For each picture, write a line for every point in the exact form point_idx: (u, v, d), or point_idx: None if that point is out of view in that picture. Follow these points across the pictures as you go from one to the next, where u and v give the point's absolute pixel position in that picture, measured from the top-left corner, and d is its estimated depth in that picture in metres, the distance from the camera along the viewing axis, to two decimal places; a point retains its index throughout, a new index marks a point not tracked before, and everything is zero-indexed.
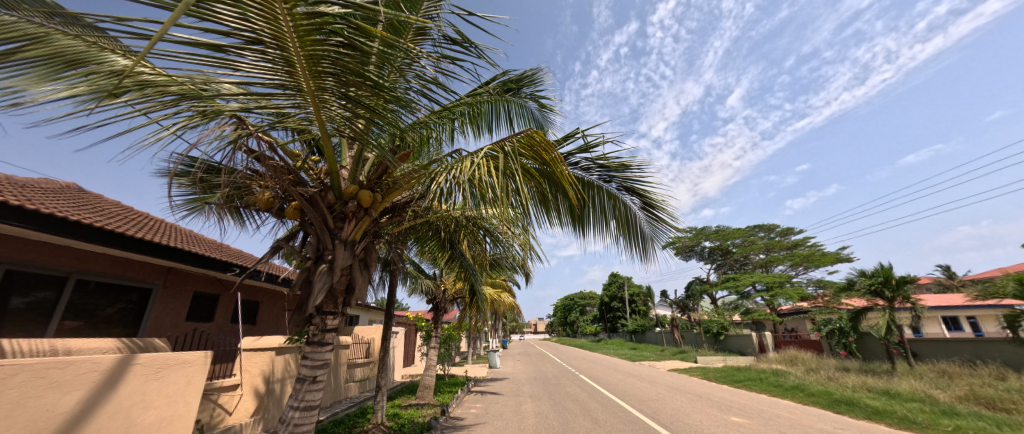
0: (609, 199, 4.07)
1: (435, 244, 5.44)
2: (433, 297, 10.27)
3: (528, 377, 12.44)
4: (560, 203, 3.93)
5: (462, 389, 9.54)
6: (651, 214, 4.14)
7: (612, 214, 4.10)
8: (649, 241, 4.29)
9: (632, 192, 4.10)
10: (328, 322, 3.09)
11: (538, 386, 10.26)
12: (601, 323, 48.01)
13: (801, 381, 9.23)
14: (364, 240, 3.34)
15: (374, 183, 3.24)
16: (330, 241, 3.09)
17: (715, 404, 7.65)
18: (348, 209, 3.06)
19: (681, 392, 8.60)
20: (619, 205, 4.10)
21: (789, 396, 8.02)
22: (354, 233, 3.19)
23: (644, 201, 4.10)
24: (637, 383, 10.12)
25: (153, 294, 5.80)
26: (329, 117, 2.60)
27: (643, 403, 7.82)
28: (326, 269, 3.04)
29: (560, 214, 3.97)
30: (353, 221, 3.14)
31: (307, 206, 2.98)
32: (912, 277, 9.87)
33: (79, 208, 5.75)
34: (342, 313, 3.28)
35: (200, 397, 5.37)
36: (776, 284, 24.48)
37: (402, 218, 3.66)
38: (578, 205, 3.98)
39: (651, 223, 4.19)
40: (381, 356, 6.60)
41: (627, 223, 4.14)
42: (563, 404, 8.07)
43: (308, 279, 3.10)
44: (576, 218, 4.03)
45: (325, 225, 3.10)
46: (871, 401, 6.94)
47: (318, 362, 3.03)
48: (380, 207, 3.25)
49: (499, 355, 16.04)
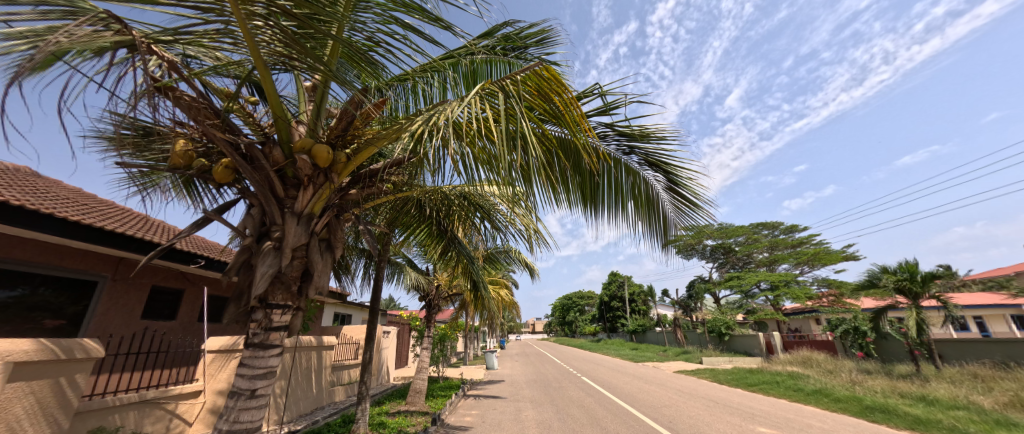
0: (627, 176, 3.35)
1: (425, 233, 4.74)
2: (426, 294, 9.53)
3: (527, 379, 11.75)
4: (571, 178, 3.19)
5: (456, 394, 8.85)
6: (675, 194, 3.41)
7: (631, 192, 3.36)
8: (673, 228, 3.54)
9: (656, 168, 3.34)
10: (276, 318, 2.37)
11: (539, 390, 9.57)
12: (600, 323, 47.33)
13: (823, 385, 8.58)
14: (324, 215, 2.63)
15: (337, 139, 2.49)
16: (278, 213, 2.40)
17: (734, 412, 6.97)
18: (301, 171, 2.35)
19: (695, 398, 7.92)
20: (639, 183, 3.37)
21: (813, 402, 7.38)
22: (311, 203, 2.48)
23: (670, 179, 3.36)
24: (645, 386, 9.44)
25: (100, 288, 5.05)
26: (260, 31, 1.90)
27: (654, 410, 7.14)
28: (272, 249, 2.33)
29: (569, 192, 3.24)
30: (310, 188, 2.43)
31: (243, 164, 2.25)
32: (942, 273, 9.21)
33: (12, 188, 4.95)
34: (296, 308, 2.55)
35: (153, 407, 4.66)
36: (782, 283, 23.80)
37: (376, 191, 2.92)
38: (589, 181, 3.25)
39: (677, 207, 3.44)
40: (362, 360, 5.88)
41: (647, 205, 3.41)
42: (566, 411, 7.38)
43: (249, 263, 2.37)
44: (588, 197, 3.28)
45: (271, 193, 2.39)
46: (908, 408, 6.30)
47: (259, 370, 2.30)
48: (343, 170, 2.51)
49: (497, 356, 15.30)
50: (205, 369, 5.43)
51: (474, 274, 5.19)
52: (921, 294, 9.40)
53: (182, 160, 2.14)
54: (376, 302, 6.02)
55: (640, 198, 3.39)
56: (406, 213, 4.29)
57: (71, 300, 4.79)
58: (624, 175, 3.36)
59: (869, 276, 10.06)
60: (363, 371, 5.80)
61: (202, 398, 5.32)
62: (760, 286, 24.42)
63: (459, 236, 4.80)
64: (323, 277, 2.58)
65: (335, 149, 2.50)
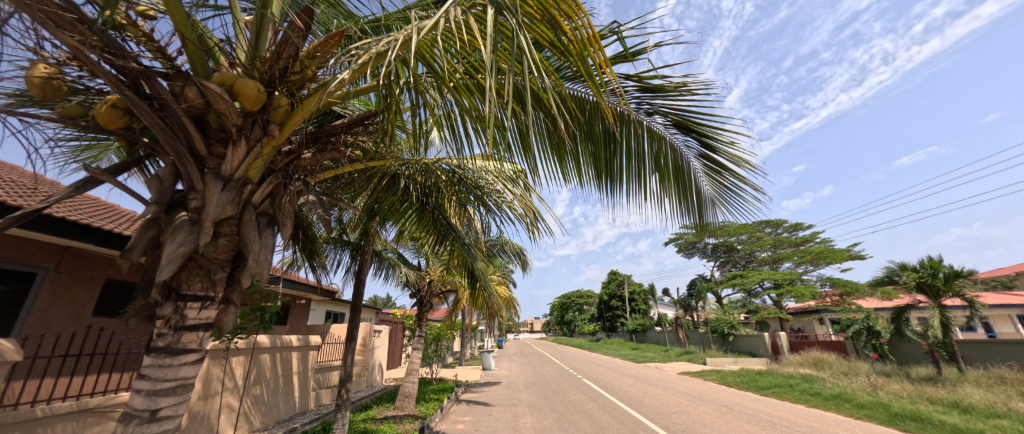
0: (650, 143, 2.87)
1: (415, 222, 4.21)
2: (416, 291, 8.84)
3: (525, 381, 11.19)
4: (582, 148, 2.73)
5: (449, 397, 8.31)
6: (709, 161, 2.90)
7: (654, 160, 2.87)
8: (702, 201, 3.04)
9: (686, 133, 2.81)
10: (191, 315, 1.79)
11: (537, 393, 9.04)
12: (600, 323, 46.79)
13: (840, 388, 8.06)
14: (265, 183, 2.04)
15: (275, 78, 1.90)
16: (197, 175, 1.82)
17: (751, 420, 6.43)
18: (226, 119, 1.79)
19: (707, 403, 7.38)
20: (665, 151, 2.90)
21: (834, 408, 6.85)
22: (244, 165, 1.90)
23: (703, 145, 2.85)
24: (651, 389, 8.91)
25: (41, 282, 4.43)
26: None
27: (664, 417, 6.59)
28: (187, 222, 1.76)
29: (580, 164, 2.77)
30: (241, 143, 1.86)
31: (138, 106, 1.65)
32: (966, 271, 8.71)
33: None
34: (226, 302, 1.96)
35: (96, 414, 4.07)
36: (786, 281, 23.13)
37: (340, 155, 2.34)
38: (604, 150, 2.81)
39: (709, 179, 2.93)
40: (344, 362, 5.31)
41: (675, 175, 2.94)
42: (567, 418, 6.83)
43: (157, 241, 1.80)
44: (603, 170, 2.82)
45: (186, 149, 1.80)
46: (943, 417, 5.77)
47: (165, 384, 1.71)
48: (287, 121, 1.93)
49: (493, 356, 14.75)
50: None
51: (470, 264, 4.65)
52: (942, 292, 8.92)
53: (47, 94, 1.56)
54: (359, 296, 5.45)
55: (664, 167, 2.91)
56: (384, 195, 3.71)
57: (18, 294, 4.24)
58: (645, 141, 2.87)
59: (887, 274, 9.54)
60: (341, 376, 5.24)
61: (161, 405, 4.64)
62: (763, 284, 23.80)
63: (450, 221, 4.24)
64: (265, 260, 2.00)
65: (274, 92, 1.91)
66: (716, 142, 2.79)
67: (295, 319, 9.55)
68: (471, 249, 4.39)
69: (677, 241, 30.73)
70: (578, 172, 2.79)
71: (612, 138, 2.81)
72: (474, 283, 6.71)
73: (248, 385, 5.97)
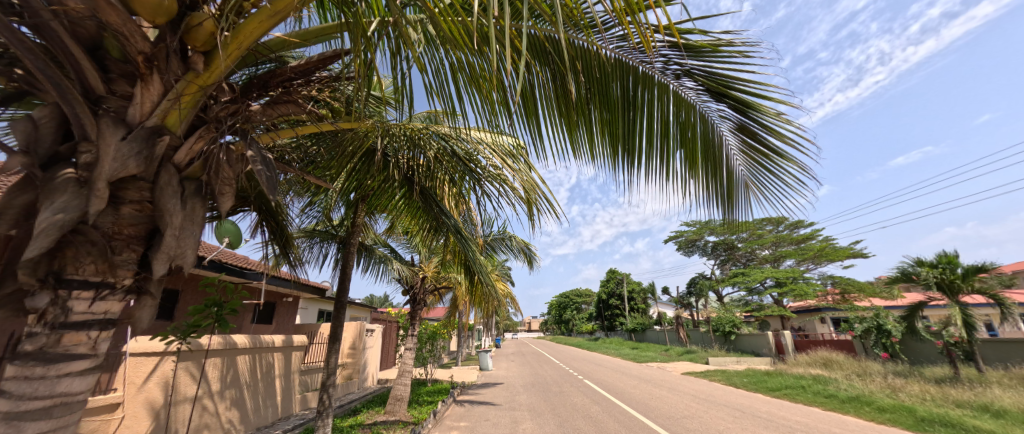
0: (677, 111, 2.23)
1: (406, 205, 3.84)
2: (409, 287, 8.17)
3: (523, 382, 10.79)
4: (591, 115, 2.22)
5: (444, 400, 7.87)
6: (749, 138, 2.14)
7: (679, 134, 2.23)
8: (741, 190, 2.30)
9: (720, 99, 2.16)
10: (79, 309, 1.32)
11: (536, 396, 8.63)
12: (598, 322, 46.48)
13: (855, 389, 7.69)
14: (192, 137, 1.55)
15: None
16: (89, 120, 1.35)
17: (770, 425, 6.00)
18: (128, 44, 1.33)
19: (718, 407, 6.99)
20: (693, 121, 2.23)
21: (853, 411, 6.48)
22: (160, 109, 1.43)
23: (743, 115, 2.11)
24: (656, 391, 8.51)
25: None
26: None
27: (674, 422, 6.19)
28: (73, 183, 1.29)
29: (589, 134, 2.26)
30: (153, 78, 1.40)
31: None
32: (988, 266, 8.36)
33: None
34: (137, 290, 1.50)
35: None
36: (788, 280, 22.74)
37: (295, 109, 1.85)
38: (620, 118, 2.25)
39: (750, 162, 2.20)
40: (326, 364, 4.84)
41: (703, 154, 2.25)
42: (570, 423, 6.41)
43: (34, 208, 1.32)
44: (617, 142, 2.28)
45: (80, 85, 1.35)
46: (977, 422, 5.38)
47: (36, 402, 1.25)
48: (217, 50, 1.47)
49: (491, 355, 14.33)
50: (126, 376, 4.33)
51: (464, 257, 4.18)
52: (961, 289, 8.59)
53: None
54: (343, 293, 4.98)
55: (691, 143, 2.26)
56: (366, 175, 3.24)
57: None
58: (670, 110, 2.24)
59: (904, 270, 9.20)
60: (323, 380, 4.76)
61: (121, 412, 4.20)
62: (765, 283, 23.42)
63: (442, 208, 3.75)
64: (191, 239, 1.52)
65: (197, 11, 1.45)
66: (761, 113, 2.08)
67: (281, 318, 9.04)
68: (466, 239, 3.91)
69: (675, 240, 30.32)
70: (590, 143, 2.27)
71: (631, 105, 2.25)
72: (471, 277, 6.22)
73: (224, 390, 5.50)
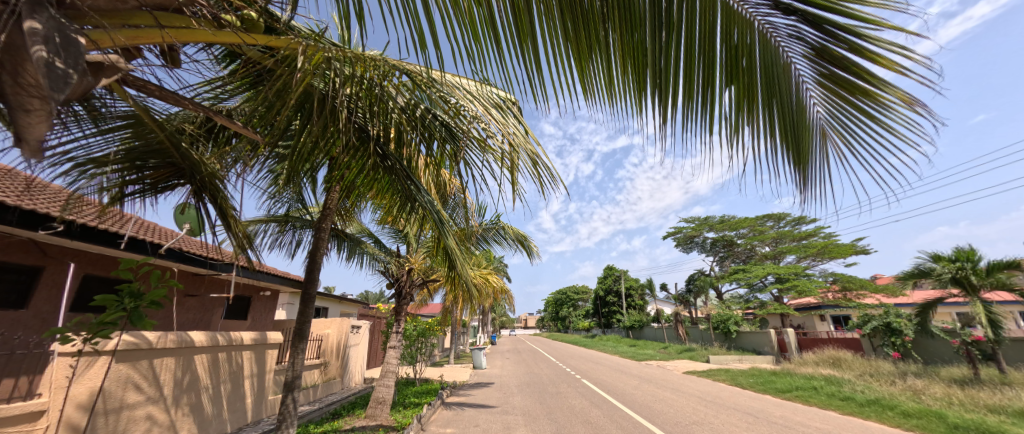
0: (732, 27, 1.50)
1: (383, 178, 3.28)
2: (394, 281, 7.48)
3: (518, 381, 10.25)
4: (608, 37, 1.51)
5: (433, 402, 7.33)
6: (833, 65, 1.42)
7: (729, 64, 1.54)
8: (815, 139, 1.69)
9: (792, 9, 1.36)
10: None
11: (531, 397, 8.09)
12: (594, 319, 46.12)
13: (872, 391, 7.22)
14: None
15: None
16: None
17: (787, 432, 5.47)
18: None
19: (731, 411, 6.45)
20: (747, 43, 1.53)
21: (875, 416, 6.00)
22: None
23: (831, 30, 1.34)
24: (660, 392, 8.00)
25: None
26: None
27: (683, 427, 5.67)
28: None
29: (606, 66, 1.56)
30: None
31: None
32: (1012, 262, 7.83)
33: None
34: None
35: None
36: (790, 276, 22.26)
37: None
38: (648, 40, 1.49)
39: (831, 96, 1.55)
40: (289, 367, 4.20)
41: (765, 89, 1.58)
42: (569, 427, 5.88)
43: None
44: (646, 76, 1.56)
45: None
46: (1018, 429, 4.90)
47: None
48: None
49: (485, 353, 13.76)
50: (48, 380, 3.69)
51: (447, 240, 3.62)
52: (980, 286, 8.14)
53: None
54: (311, 285, 4.34)
55: (744, 77, 1.60)
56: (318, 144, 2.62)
57: None
58: (715, 31, 1.53)
59: (918, 266, 8.73)
60: (287, 382, 4.12)
61: (44, 423, 3.60)
62: (766, 280, 22.92)
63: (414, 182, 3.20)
64: None
65: None
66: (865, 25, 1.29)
67: (259, 313, 8.39)
68: (444, 216, 3.35)
69: (674, 236, 29.83)
70: (608, 83, 1.60)
71: (664, 23, 1.46)
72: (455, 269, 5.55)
73: (177, 392, 4.88)
